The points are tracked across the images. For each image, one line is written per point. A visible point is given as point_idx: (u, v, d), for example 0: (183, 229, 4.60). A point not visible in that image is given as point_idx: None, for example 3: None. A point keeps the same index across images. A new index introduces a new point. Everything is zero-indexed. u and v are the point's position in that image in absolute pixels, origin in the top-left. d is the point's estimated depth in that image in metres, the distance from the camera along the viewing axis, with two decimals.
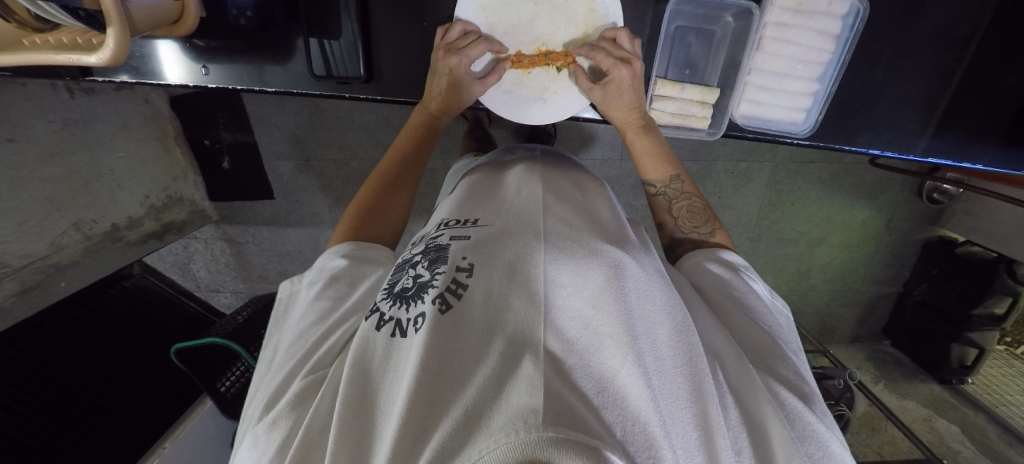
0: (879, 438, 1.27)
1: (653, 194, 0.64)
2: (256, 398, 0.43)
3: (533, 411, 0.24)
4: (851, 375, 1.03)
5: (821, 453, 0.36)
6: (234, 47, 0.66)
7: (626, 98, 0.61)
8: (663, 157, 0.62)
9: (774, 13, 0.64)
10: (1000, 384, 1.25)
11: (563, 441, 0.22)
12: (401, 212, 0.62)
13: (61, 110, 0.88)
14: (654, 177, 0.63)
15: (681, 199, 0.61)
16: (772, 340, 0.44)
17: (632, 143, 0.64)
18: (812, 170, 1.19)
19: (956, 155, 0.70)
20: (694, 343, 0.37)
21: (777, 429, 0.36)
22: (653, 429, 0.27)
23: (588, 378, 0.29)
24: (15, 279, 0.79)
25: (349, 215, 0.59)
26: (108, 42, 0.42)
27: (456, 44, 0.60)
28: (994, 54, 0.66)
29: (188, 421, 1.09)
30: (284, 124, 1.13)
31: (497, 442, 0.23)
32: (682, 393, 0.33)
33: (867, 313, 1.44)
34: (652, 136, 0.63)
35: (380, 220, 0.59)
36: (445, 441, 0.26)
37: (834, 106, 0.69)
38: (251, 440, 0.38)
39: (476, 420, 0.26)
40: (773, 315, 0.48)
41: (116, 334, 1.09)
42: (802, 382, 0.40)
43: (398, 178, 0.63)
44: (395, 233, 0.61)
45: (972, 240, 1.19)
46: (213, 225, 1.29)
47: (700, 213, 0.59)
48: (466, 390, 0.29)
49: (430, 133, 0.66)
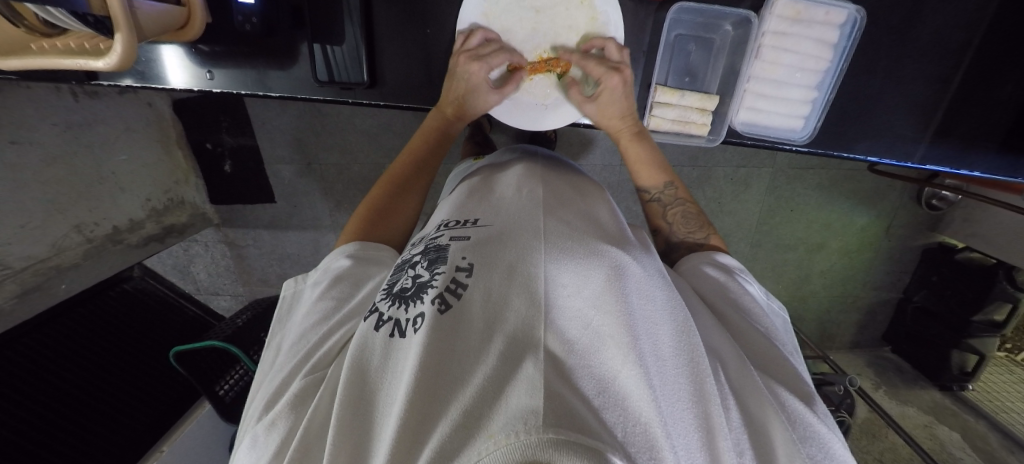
0: (879, 445, 1.27)
1: (647, 200, 0.66)
2: (256, 398, 0.43)
3: (533, 412, 0.24)
4: (851, 381, 1.03)
5: (824, 455, 0.36)
6: (239, 52, 0.67)
7: (620, 103, 0.62)
8: (657, 163, 0.64)
9: (773, 22, 0.64)
10: (1000, 391, 1.25)
11: (563, 443, 0.22)
12: (410, 214, 0.62)
13: (65, 113, 0.88)
14: (648, 184, 0.64)
15: (675, 206, 0.63)
16: (773, 342, 0.44)
17: (625, 148, 0.65)
18: (811, 176, 1.19)
19: (954, 162, 0.71)
20: (695, 343, 0.37)
21: (779, 430, 0.36)
22: (653, 430, 0.27)
23: (589, 378, 0.29)
24: (16, 281, 0.79)
25: (359, 215, 0.60)
26: (115, 47, 0.42)
27: (478, 50, 0.61)
28: (990, 62, 0.67)
29: (187, 424, 1.09)
30: (286, 128, 1.14)
31: (497, 443, 0.23)
32: (683, 394, 0.33)
33: (867, 319, 1.43)
34: (645, 144, 0.64)
35: (389, 222, 0.59)
36: (444, 442, 0.26)
37: (833, 112, 0.70)
38: (250, 440, 0.38)
39: (476, 420, 0.26)
40: (770, 316, 0.49)
41: (116, 337, 1.08)
42: (804, 382, 0.40)
43: (410, 182, 0.63)
44: (404, 236, 0.61)
45: (972, 246, 1.19)
46: (214, 228, 1.29)
47: (695, 218, 0.61)
48: (465, 390, 0.29)
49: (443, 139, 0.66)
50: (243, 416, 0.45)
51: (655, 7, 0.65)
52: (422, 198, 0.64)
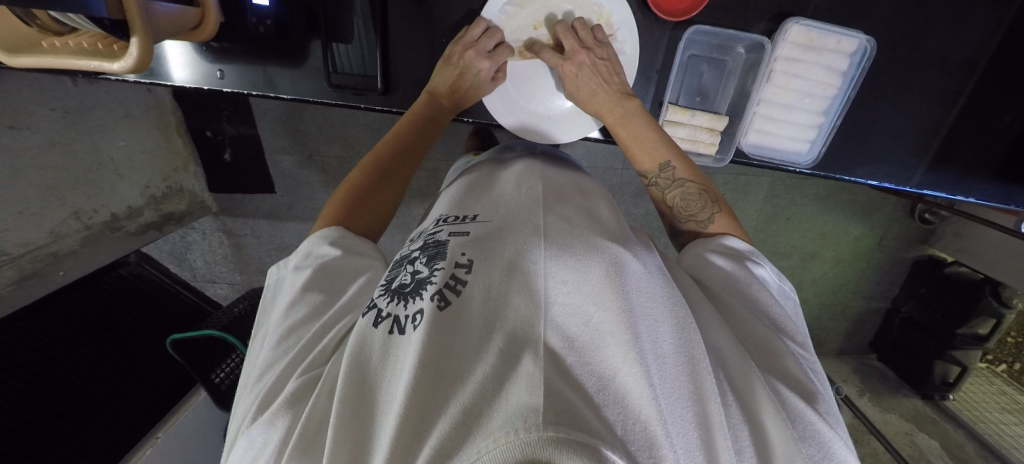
0: (861, 450, 1.30)
1: (647, 184, 0.63)
2: (243, 403, 0.44)
3: (533, 410, 0.25)
4: (838, 389, 1.05)
5: (821, 454, 0.36)
6: (248, 51, 0.66)
7: (594, 82, 0.60)
8: (655, 142, 0.60)
9: (785, 48, 0.65)
10: (980, 401, 1.28)
11: (563, 441, 0.23)
12: (390, 204, 0.62)
13: (65, 98, 0.87)
14: (648, 166, 0.61)
15: (675, 188, 0.60)
16: (775, 336, 0.44)
17: (618, 133, 0.62)
18: (808, 186, 1.22)
19: (950, 188, 0.73)
20: (696, 341, 0.38)
21: (776, 429, 0.37)
22: (654, 428, 0.28)
23: (589, 376, 0.30)
24: (14, 267, 0.79)
25: (336, 201, 0.60)
26: (131, 51, 0.42)
27: (482, 45, 0.62)
28: (992, 92, 0.68)
29: (183, 411, 1.11)
30: (288, 119, 1.13)
31: (497, 441, 0.24)
32: (684, 391, 0.34)
33: (855, 327, 1.47)
34: (638, 123, 0.60)
35: (365, 214, 0.59)
36: (444, 440, 0.26)
37: (838, 136, 0.71)
38: (246, 439, 0.39)
39: (475, 418, 0.27)
40: (781, 305, 0.49)
41: (112, 324, 1.08)
42: (805, 380, 0.41)
43: (394, 172, 0.63)
44: (378, 228, 0.61)
45: (961, 261, 1.22)
46: (212, 216, 1.28)
47: (698, 199, 0.59)
48: (465, 387, 0.30)
49: (432, 125, 0.66)
50: (232, 419, 0.45)
51: (671, 27, 0.66)
52: (406, 182, 0.64)
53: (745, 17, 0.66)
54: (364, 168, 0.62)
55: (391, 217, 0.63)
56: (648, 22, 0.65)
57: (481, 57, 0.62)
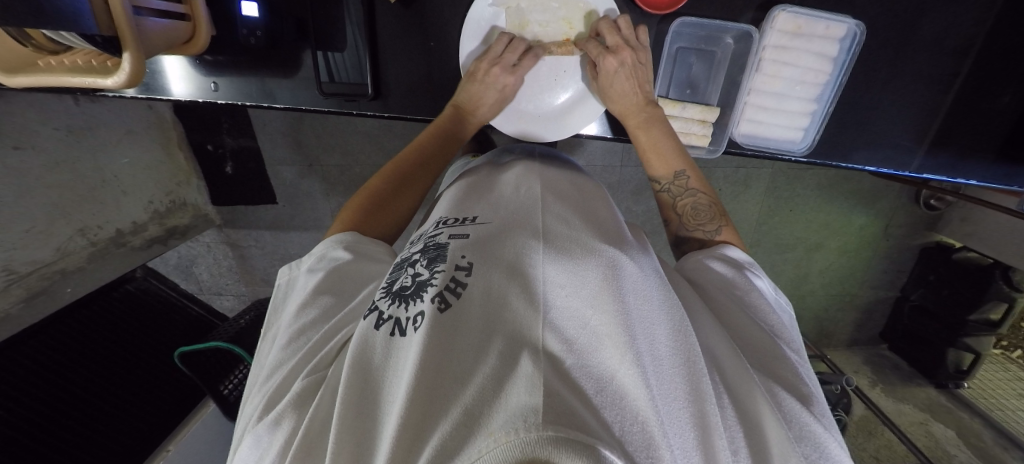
0: (876, 441, 1.29)
1: (658, 190, 0.65)
2: (253, 398, 0.44)
3: (533, 411, 0.25)
4: (848, 381, 1.03)
5: (818, 454, 0.36)
6: (243, 63, 0.67)
7: (628, 84, 0.62)
8: (672, 151, 0.63)
9: (772, 36, 0.65)
10: (995, 388, 1.26)
11: (563, 441, 0.23)
12: (405, 212, 0.63)
13: (67, 117, 0.89)
14: (660, 173, 0.63)
15: (686, 196, 0.62)
16: (770, 339, 0.44)
17: (636, 137, 0.64)
18: (809, 176, 1.20)
19: (950, 171, 0.72)
20: (693, 342, 0.38)
21: (775, 429, 0.36)
22: (652, 428, 0.28)
23: (587, 378, 0.30)
24: (21, 285, 0.81)
25: (353, 206, 0.60)
26: (124, 66, 0.42)
27: (506, 58, 0.63)
28: (988, 72, 0.67)
29: (192, 424, 1.10)
30: (285, 129, 1.14)
31: (497, 441, 0.24)
32: (680, 394, 0.34)
33: (864, 317, 1.45)
34: (658, 130, 0.63)
35: (382, 218, 0.60)
36: (444, 440, 0.26)
37: (833, 123, 0.70)
38: (252, 438, 0.39)
39: (475, 420, 0.27)
40: (775, 313, 0.49)
41: (121, 339, 1.09)
42: (799, 381, 0.41)
43: (413, 180, 0.64)
44: (392, 233, 0.61)
45: (969, 246, 1.20)
46: (215, 229, 1.29)
47: (707, 210, 0.60)
48: (466, 389, 0.30)
49: (452, 139, 0.66)
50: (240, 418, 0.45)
51: (658, 19, 0.65)
52: (422, 191, 0.65)
53: (732, 7, 0.66)
54: (385, 176, 0.64)
55: (406, 222, 0.63)
56: (635, 17, 0.65)
57: (506, 74, 0.63)
